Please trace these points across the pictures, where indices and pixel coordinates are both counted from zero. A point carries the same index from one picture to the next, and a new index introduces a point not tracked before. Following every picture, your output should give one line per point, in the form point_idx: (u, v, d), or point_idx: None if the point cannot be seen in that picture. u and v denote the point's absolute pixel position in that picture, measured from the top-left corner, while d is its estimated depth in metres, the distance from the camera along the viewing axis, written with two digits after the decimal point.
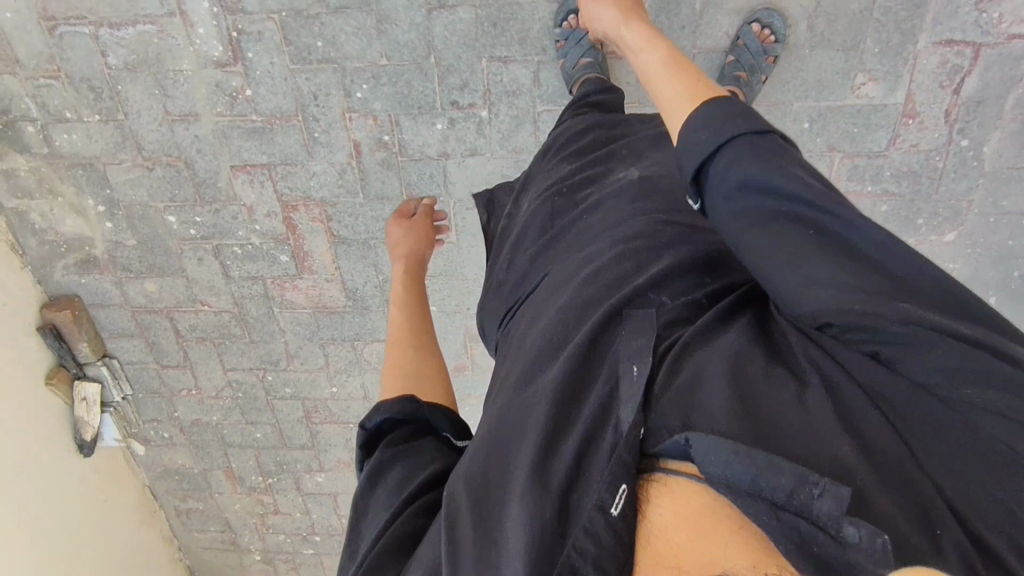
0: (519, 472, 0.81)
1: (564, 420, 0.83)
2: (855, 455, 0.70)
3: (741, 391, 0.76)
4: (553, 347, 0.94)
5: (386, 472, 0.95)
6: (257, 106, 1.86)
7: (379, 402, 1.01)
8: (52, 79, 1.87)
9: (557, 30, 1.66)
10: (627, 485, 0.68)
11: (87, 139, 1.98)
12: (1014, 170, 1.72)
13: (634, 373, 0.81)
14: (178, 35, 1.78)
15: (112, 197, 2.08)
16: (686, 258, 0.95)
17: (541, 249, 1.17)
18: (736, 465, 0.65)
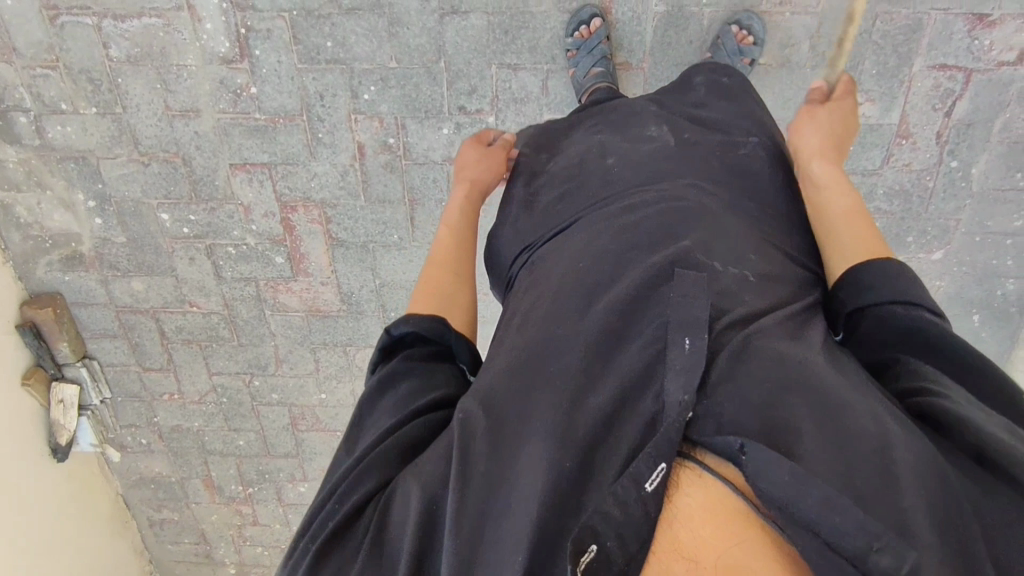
0: (546, 411, 0.83)
1: (602, 373, 0.86)
2: (920, 504, 0.69)
3: (823, 418, 0.76)
4: (592, 300, 0.96)
5: (402, 380, 0.96)
6: (261, 104, 1.85)
7: (409, 316, 1.04)
8: (50, 69, 1.84)
9: (569, 40, 1.67)
10: (666, 465, 0.71)
11: (82, 132, 1.94)
12: (1000, 192, 1.79)
13: (684, 346, 0.83)
14: (185, 30, 1.77)
15: (103, 192, 2.04)
16: (718, 238, 1.00)
17: (567, 199, 1.21)
18: (792, 487, 0.67)
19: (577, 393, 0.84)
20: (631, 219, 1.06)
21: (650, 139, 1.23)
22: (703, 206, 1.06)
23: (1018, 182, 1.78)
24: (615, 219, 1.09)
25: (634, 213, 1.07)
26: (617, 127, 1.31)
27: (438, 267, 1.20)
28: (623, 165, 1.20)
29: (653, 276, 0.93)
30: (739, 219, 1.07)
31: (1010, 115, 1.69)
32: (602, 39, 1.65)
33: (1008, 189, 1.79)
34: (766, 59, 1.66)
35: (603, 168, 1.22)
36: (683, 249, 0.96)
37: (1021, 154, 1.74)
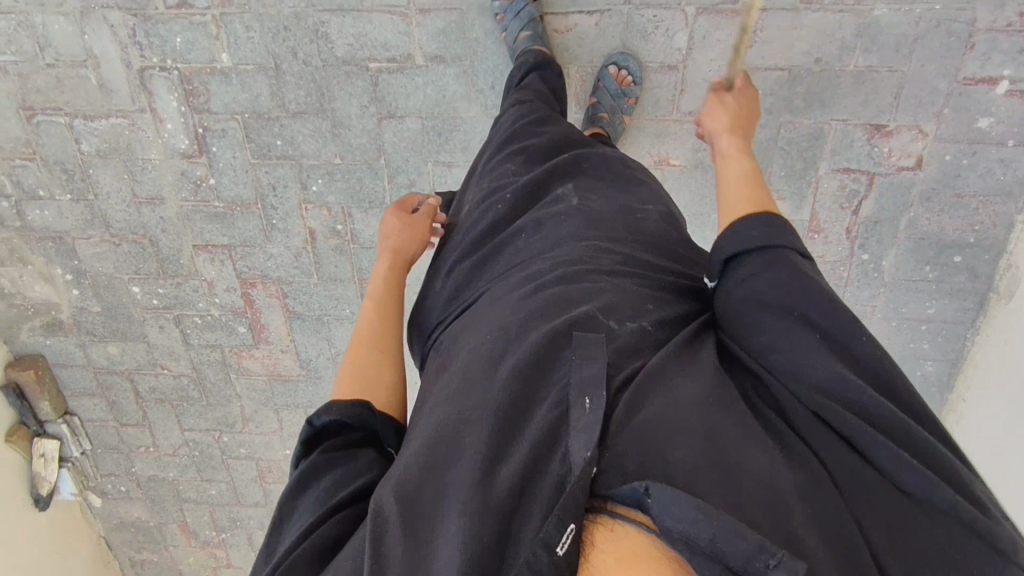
0: (456, 496, 0.78)
1: (508, 445, 0.82)
2: (808, 527, 0.69)
3: (707, 444, 0.74)
4: (495, 368, 0.92)
5: (323, 475, 0.94)
6: (220, 194, 1.99)
7: (330, 402, 1.01)
8: (28, 161, 2.00)
9: (495, 3, 1.64)
10: (575, 524, 0.65)
11: (59, 216, 2.10)
12: (911, 283, 1.89)
13: (586, 405, 0.80)
14: (148, 129, 1.91)
15: (79, 267, 2.20)
16: (627, 294, 1.00)
17: (479, 271, 1.20)
18: (699, 521, 0.64)
19: (484, 464, 0.79)
20: (540, 284, 1.03)
21: (556, 202, 1.23)
22: (604, 269, 1.05)
23: (927, 273, 1.87)
24: (523, 287, 1.05)
25: (544, 278, 1.04)
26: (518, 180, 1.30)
27: (360, 343, 1.18)
28: (537, 234, 1.18)
29: (554, 342, 0.90)
30: (642, 275, 1.06)
31: (914, 214, 1.79)
32: (528, 1, 1.62)
33: (919, 280, 1.88)
34: (677, 162, 1.77)
35: (514, 235, 1.20)
36: (585, 307, 0.95)
37: (928, 248, 1.83)
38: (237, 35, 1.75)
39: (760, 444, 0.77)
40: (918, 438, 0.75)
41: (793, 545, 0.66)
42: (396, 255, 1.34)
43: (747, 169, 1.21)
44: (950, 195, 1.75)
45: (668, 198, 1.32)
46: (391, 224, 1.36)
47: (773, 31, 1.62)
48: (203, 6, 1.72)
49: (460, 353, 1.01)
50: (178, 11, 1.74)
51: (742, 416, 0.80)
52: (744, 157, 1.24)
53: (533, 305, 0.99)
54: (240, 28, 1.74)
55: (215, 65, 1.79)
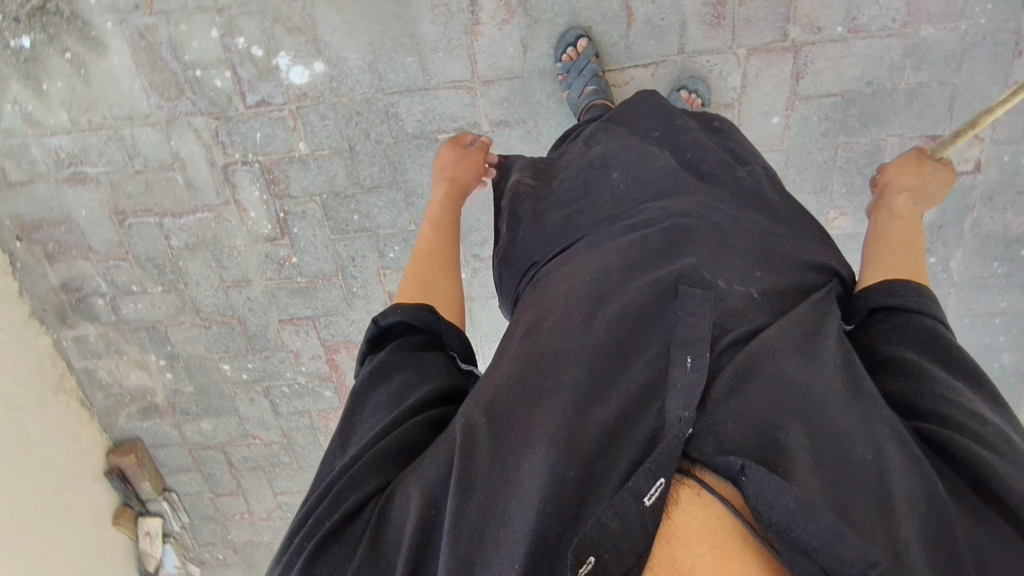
0: (548, 425, 0.82)
1: (606, 387, 0.85)
2: (913, 535, 0.71)
3: (819, 438, 0.77)
4: (592, 310, 0.96)
5: (394, 372, 0.96)
6: (302, 270, 2.09)
7: (397, 305, 1.04)
8: (122, 260, 2.13)
9: (558, 64, 1.70)
10: (665, 480, 0.72)
11: (152, 307, 2.22)
12: (981, 280, 1.94)
13: (687, 364, 0.84)
14: (233, 219, 2.02)
15: (172, 352, 2.31)
16: (727, 254, 1.01)
17: (565, 222, 1.21)
18: (795, 514, 0.68)
19: (581, 403, 0.83)
20: (633, 238, 1.06)
21: (655, 160, 1.23)
22: (705, 225, 1.06)
23: (996, 269, 1.92)
24: (618, 238, 1.09)
25: (637, 231, 1.08)
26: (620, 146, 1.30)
27: (425, 256, 1.21)
28: (633, 181, 1.20)
29: (658, 295, 0.93)
30: (748, 236, 1.06)
31: (977, 215, 1.86)
32: (590, 57, 1.66)
33: (990, 277, 1.93)
34: None
35: (609, 187, 1.22)
36: (687, 263, 0.97)
37: (994, 246, 1.89)
38: (314, 125, 1.86)
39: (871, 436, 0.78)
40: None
41: (892, 548, 0.68)
42: (453, 181, 1.41)
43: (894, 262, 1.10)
44: (1013, 192, 1.81)
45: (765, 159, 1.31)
46: (446, 157, 1.45)
47: (822, 62, 1.68)
48: (280, 102, 1.83)
49: (550, 294, 1.04)
50: (257, 109, 1.85)
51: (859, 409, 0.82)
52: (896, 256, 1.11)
53: (630, 258, 1.02)
54: (316, 117, 1.85)
55: (295, 153, 1.90)
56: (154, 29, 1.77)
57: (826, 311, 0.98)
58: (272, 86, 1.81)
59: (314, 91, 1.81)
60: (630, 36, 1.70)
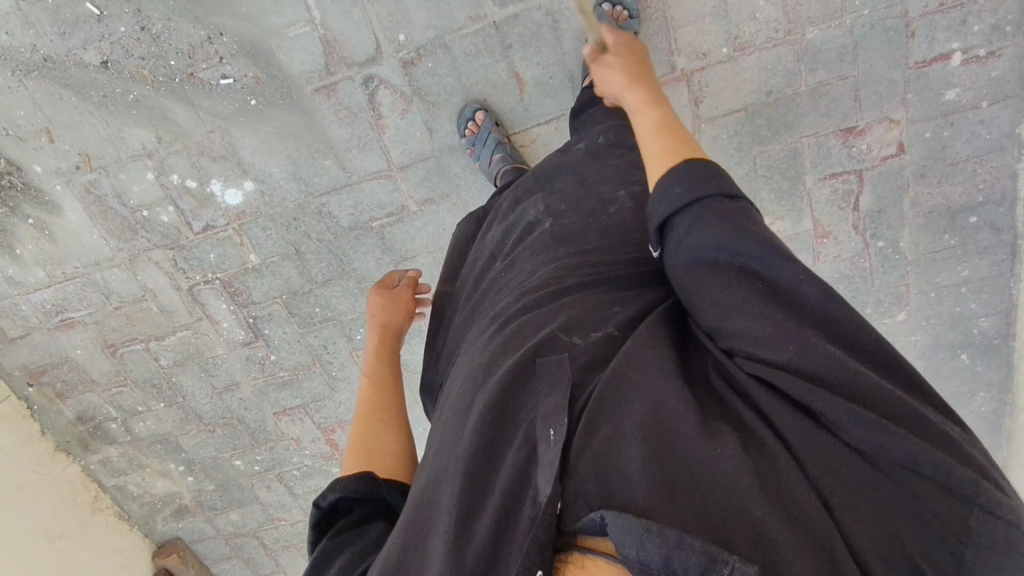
0: (434, 560, 0.73)
1: (478, 488, 0.77)
2: (773, 510, 0.64)
3: (659, 449, 0.68)
4: (468, 409, 0.90)
5: (334, 561, 0.88)
6: (282, 364, 2.22)
7: (335, 479, 0.96)
8: (122, 386, 2.30)
9: (463, 138, 1.74)
10: (543, 570, 0.60)
11: (159, 422, 2.38)
12: (936, 253, 1.93)
13: (550, 438, 0.74)
14: (209, 332, 2.16)
15: (187, 457, 2.47)
16: (590, 304, 0.97)
17: (474, 316, 1.25)
18: (651, 545, 0.58)
19: (459, 522, 0.74)
20: (505, 321, 1.02)
21: (533, 233, 1.23)
22: (571, 284, 1.02)
23: (948, 240, 1.90)
24: (490, 328, 1.05)
25: (510, 313, 1.03)
26: (504, 234, 1.34)
27: (366, 419, 1.14)
28: (512, 265, 1.22)
29: (513, 370, 0.87)
30: (616, 281, 1.02)
31: (915, 193, 1.83)
32: (491, 127, 1.71)
33: (944, 249, 1.92)
34: None
35: (494, 279, 1.25)
36: (545, 332, 0.92)
37: (939, 219, 1.87)
38: (258, 237, 1.97)
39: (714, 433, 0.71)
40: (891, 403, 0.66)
41: (760, 542, 0.61)
42: (385, 327, 1.39)
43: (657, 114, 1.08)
44: (944, 165, 1.78)
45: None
46: (375, 301, 1.43)
47: (717, 83, 1.70)
48: (223, 223, 1.95)
49: (444, 412, 1.00)
50: (206, 234, 1.98)
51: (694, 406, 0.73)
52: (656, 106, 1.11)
53: (499, 343, 0.97)
54: (258, 230, 1.96)
55: (248, 265, 2.02)
56: (98, 184, 1.91)
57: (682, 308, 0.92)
58: (212, 211, 1.93)
59: (250, 208, 1.92)
60: (525, 99, 1.74)
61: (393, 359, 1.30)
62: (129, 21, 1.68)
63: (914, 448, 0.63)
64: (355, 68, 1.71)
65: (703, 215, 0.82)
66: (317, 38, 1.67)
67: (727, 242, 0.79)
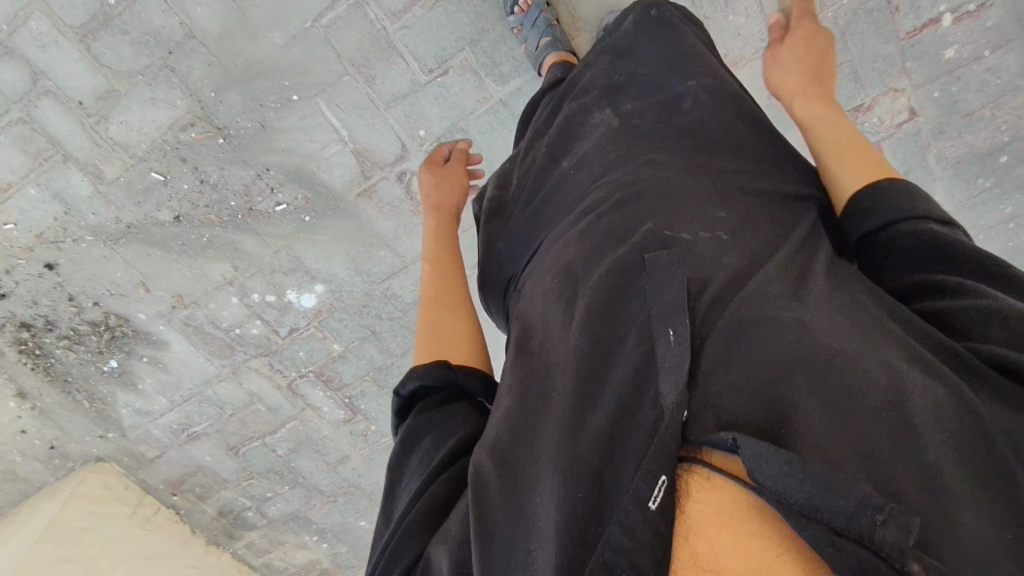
0: (547, 444, 0.73)
1: (594, 387, 0.74)
2: (947, 456, 0.58)
3: (828, 380, 0.63)
4: (570, 309, 0.87)
5: (420, 441, 0.92)
6: (382, 432, 2.44)
7: (413, 369, 1.00)
8: (250, 478, 2.56)
9: (511, 18, 1.64)
10: (666, 477, 0.58)
11: (288, 502, 2.64)
12: (976, 197, 1.90)
13: (670, 339, 0.71)
14: (313, 417, 2.40)
15: (319, 526, 2.71)
16: (694, 194, 0.92)
17: (537, 218, 1.15)
18: (790, 478, 0.54)
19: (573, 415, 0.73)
20: (596, 215, 0.96)
21: (606, 132, 1.13)
22: (664, 176, 0.96)
23: (984, 183, 1.87)
24: (578, 224, 0.99)
25: (598, 207, 0.98)
26: (560, 136, 1.23)
27: (432, 306, 1.16)
28: (578, 162, 1.13)
29: (626, 274, 0.83)
30: (705, 181, 0.95)
31: (937, 149, 1.83)
32: (541, 6, 1.61)
33: (983, 192, 1.89)
34: None
35: (562, 180, 1.14)
36: (642, 230, 0.88)
37: (969, 165, 1.85)
38: (337, 328, 2.18)
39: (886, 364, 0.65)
40: None
41: (926, 478, 0.56)
42: (440, 210, 1.40)
43: (844, 136, 1.01)
44: (960, 118, 1.77)
45: (710, 63, 1.19)
46: (428, 183, 1.46)
47: None
48: (304, 323, 2.17)
49: (535, 311, 0.95)
50: (293, 336, 2.20)
51: (866, 341, 0.68)
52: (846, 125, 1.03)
53: (594, 238, 0.93)
54: (335, 322, 2.17)
55: (334, 353, 2.24)
56: (193, 316, 2.16)
57: (818, 245, 0.87)
58: (293, 316, 2.15)
59: (324, 305, 2.13)
60: None
61: (454, 249, 1.30)
62: (189, 178, 1.90)
63: None
64: (388, 168, 1.88)
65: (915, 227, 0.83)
66: (350, 151, 1.86)
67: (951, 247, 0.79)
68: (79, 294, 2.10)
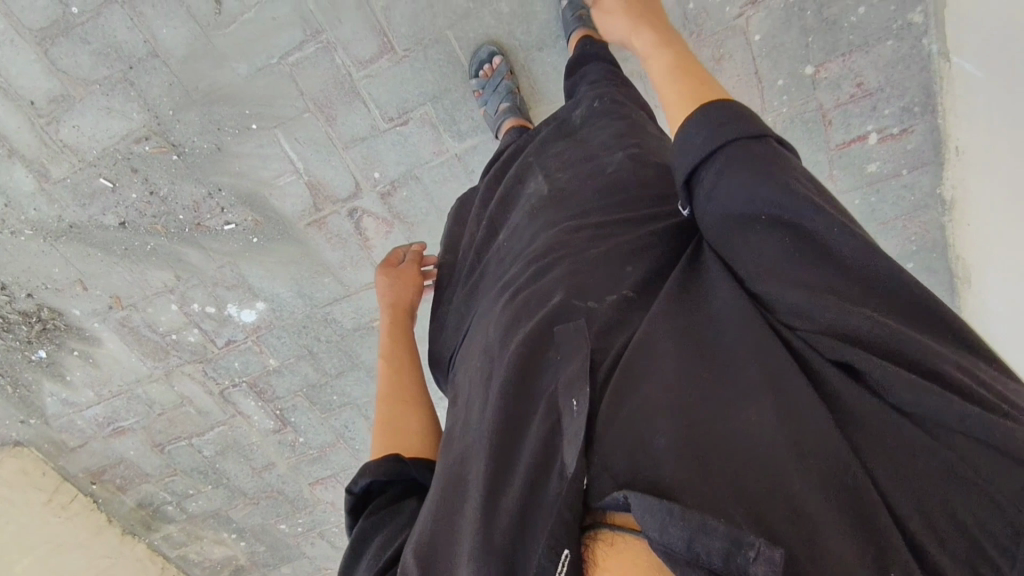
0: (467, 532, 0.73)
1: (504, 465, 0.75)
2: (810, 484, 0.60)
3: (690, 432, 0.65)
4: (488, 384, 0.87)
5: (372, 538, 0.93)
6: (310, 444, 2.47)
7: (364, 465, 1.01)
8: (173, 475, 2.57)
9: (474, 81, 1.69)
10: (569, 548, 0.59)
11: (209, 500, 2.65)
12: None
13: (573, 410, 0.72)
14: (243, 424, 2.43)
15: (239, 525, 2.72)
16: (619, 258, 0.93)
17: (475, 295, 1.21)
18: (675, 528, 0.55)
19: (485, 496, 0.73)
20: (516, 288, 0.98)
21: (541, 201, 1.18)
22: (586, 243, 0.99)
23: None
24: (500, 300, 1.00)
25: (520, 282, 0.99)
26: (501, 205, 1.29)
27: (387, 398, 1.16)
28: (513, 234, 1.18)
29: (535, 345, 0.83)
30: (629, 242, 0.96)
31: None
32: (504, 73, 1.66)
33: None
34: None
35: (499, 250, 1.20)
36: (556, 301, 0.88)
37: None
38: (275, 344, 2.22)
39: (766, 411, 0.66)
40: (916, 349, 0.63)
41: (792, 514, 0.58)
42: (396, 307, 1.38)
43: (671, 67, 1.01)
44: (877, 225, 1.92)
45: (646, 135, 1.23)
46: (383, 281, 1.43)
47: None
48: (242, 337, 2.20)
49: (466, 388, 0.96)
50: (229, 347, 2.23)
51: (740, 384, 0.69)
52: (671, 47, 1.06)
53: (511, 308, 0.94)
54: (274, 339, 2.20)
55: (269, 367, 2.27)
56: (130, 318, 2.16)
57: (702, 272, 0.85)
58: (232, 328, 2.18)
59: (264, 321, 2.16)
60: None
61: (412, 348, 1.29)
62: (138, 188, 1.90)
63: (959, 410, 0.59)
64: (339, 204, 1.92)
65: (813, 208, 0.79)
66: (303, 182, 1.89)
67: (767, 193, 0.74)
68: (13, 284, 2.08)
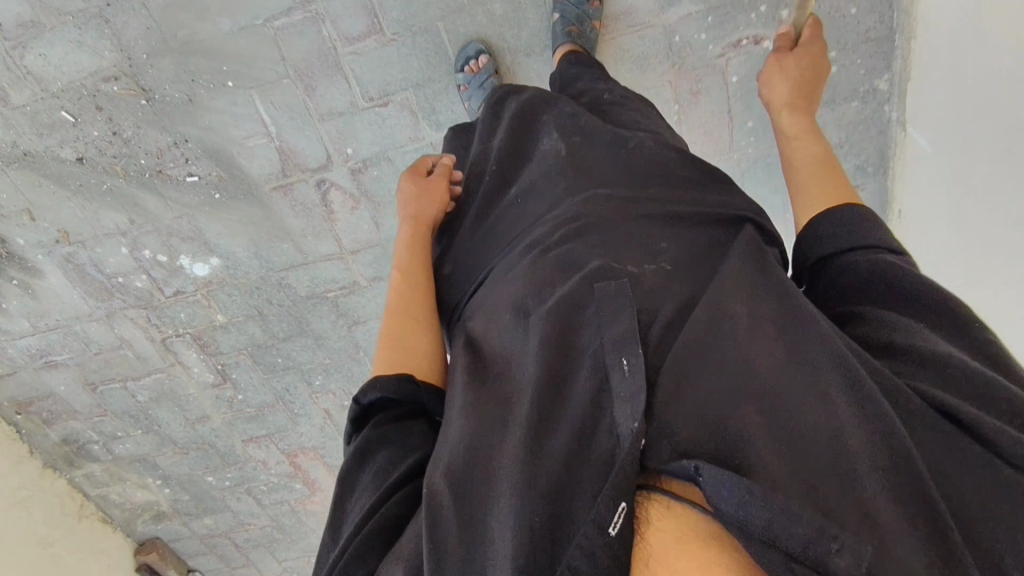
0: (506, 470, 0.74)
1: (549, 414, 0.77)
2: (876, 477, 0.64)
3: (765, 417, 0.69)
4: (525, 337, 0.89)
5: (375, 455, 0.90)
6: (248, 402, 2.48)
7: (376, 379, 0.96)
8: (103, 416, 2.54)
9: (459, 75, 1.70)
10: (627, 503, 0.63)
11: (137, 445, 2.63)
12: None
13: (625, 368, 0.76)
14: (181, 374, 2.41)
15: (164, 473, 2.71)
16: (652, 231, 0.98)
17: (489, 240, 1.15)
18: (749, 505, 0.60)
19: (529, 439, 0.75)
20: (545, 248, 1.00)
21: (555, 157, 1.17)
22: (614, 212, 1.02)
23: None
24: (523, 259, 1.02)
25: (546, 240, 1.01)
26: (510, 152, 1.24)
27: (399, 317, 1.09)
28: (529, 194, 1.15)
29: (577, 304, 0.87)
30: (656, 216, 1.00)
31: None
32: (490, 71, 1.66)
33: None
34: None
35: (509, 204, 1.17)
36: (591, 266, 0.92)
37: None
38: (224, 301, 2.20)
39: (824, 396, 0.70)
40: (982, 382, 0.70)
41: (861, 505, 0.61)
42: (417, 221, 1.23)
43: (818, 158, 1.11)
44: None
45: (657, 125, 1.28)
46: (408, 188, 1.25)
47: None
48: (191, 289, 2.18)
49: (488, 339, 0.95)
50: (176, 297, 2.21)
51: (809, 377, 0.72)
52: (818, 142, 1.14)
53: (547, 271, 0.96)
54: (224, 295, 2.19)
55: (216, 322, 2.26)
56: (76, 255, 2.11)
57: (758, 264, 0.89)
58: (182, 280, 2.16)
59: (216, 278, 2.15)
60: None
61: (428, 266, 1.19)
62: (100, 126, 1.86)
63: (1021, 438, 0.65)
64: (309, 173, 1.92)
65: (867, 258, 0.88)
66: (273, 147, 1.87)
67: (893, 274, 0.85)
68: None
